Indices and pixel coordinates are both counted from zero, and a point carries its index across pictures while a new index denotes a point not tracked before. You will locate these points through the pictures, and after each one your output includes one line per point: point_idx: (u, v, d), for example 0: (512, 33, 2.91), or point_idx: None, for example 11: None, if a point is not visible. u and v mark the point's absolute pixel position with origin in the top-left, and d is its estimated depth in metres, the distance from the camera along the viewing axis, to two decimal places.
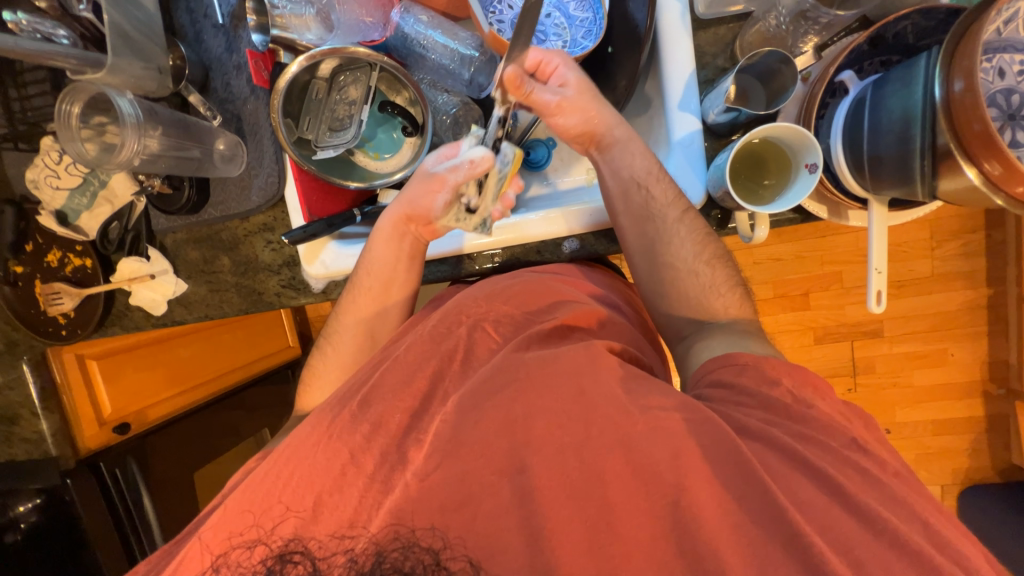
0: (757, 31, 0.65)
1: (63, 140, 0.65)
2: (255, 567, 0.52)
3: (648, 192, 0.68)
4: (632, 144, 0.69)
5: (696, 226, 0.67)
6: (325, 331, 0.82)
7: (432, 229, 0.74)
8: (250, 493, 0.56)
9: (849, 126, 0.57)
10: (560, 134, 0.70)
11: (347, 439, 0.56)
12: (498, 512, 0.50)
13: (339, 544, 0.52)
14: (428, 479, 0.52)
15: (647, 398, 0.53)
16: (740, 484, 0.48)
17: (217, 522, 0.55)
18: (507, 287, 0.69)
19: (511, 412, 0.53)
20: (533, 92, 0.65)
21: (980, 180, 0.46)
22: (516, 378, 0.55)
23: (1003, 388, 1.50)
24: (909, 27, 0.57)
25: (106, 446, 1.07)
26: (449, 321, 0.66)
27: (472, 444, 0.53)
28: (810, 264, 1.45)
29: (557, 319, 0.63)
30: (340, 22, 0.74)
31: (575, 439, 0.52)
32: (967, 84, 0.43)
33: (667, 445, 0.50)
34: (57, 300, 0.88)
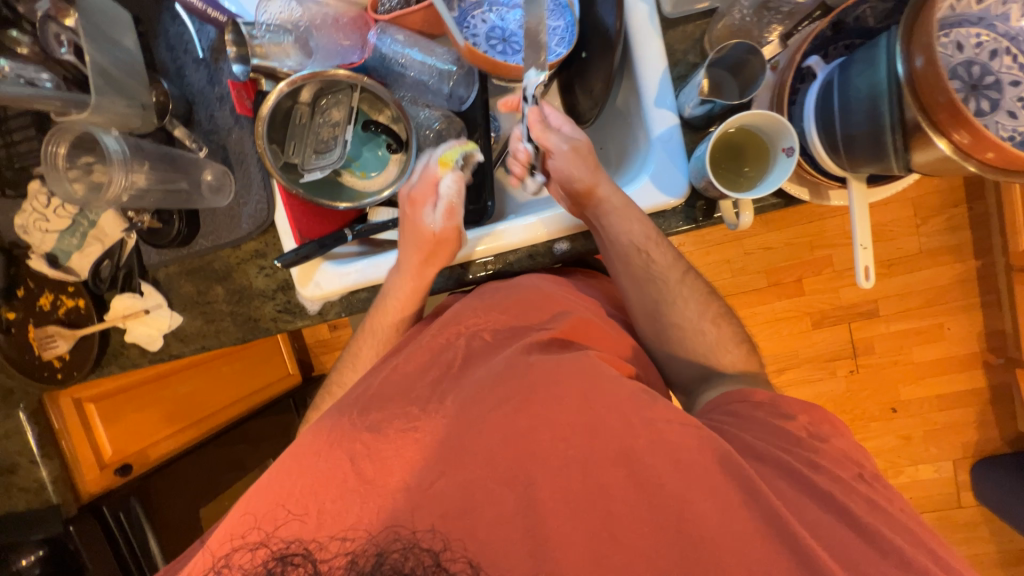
0: (724, 25, 0.67)
1: (50, 181, 0.67)
2: (253, 568, 0.50)
3: (648, 257, 0.70)
4: (634, 213, 0.69)
5: (697, 287, 0.71)
6: (329, 372, 0.82)
7: None
8: (246, 526, 0.52)
9: (820, 109, 0.58)
10: (563, 180, 0.71)
11: (347, 448, 0.54)
12: (502, 518, 0.50)
13: (340, 546, 0.50)
14: (434, 487, 0.51)
15: (648, 409, 0.53)
16: (740, 485, 0.49)
17: (212, 547, 0.53)
18: (500, 296, 0.70)
19: (514, 426, 0.53)
20: (546, 134, 0.70)
21: (951, 150, 0.47)
22: (520, 387, 0.55)
23: (1001, 357, 1.51)
24: (868, 10, 0.59)
25: (109, 488, 1.05)
26: (448, 332, 0.67)
27: (476, 453, 0.52)
28: (799, 250, 1.47)
29: (552, 331, 0.64)
30: (319, 47, 0.76)
31: (579, 451, 0.52)
32: (928, 59, 0.45)
33: (665, 454, 0.51)
34: (51, 343, 0.87)
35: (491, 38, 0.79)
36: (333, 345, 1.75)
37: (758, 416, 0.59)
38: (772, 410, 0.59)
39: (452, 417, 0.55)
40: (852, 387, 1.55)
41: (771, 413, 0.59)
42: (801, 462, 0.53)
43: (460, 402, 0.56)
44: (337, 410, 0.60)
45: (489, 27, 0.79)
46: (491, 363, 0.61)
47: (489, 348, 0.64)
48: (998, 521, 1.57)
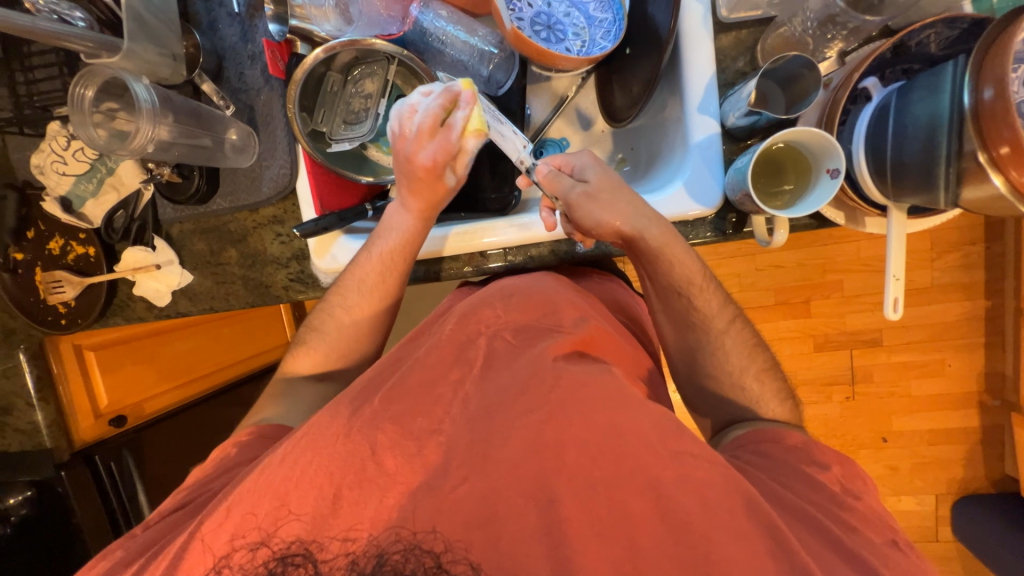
0: (779, 34, 0.66)
1: (76, 125, 0.64)
2: (254, 570, 0.50)
3: (690, 302, 0.69)
4: (672, 252, 0.65)
5: (742, 338, 0.69)
6: (304, 326, 0.81)
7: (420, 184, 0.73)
8: (250, 500, 0.52)
9: (872, 134, 0.58)
10: (592, 232, 0.68)
11: (366, 433, 0.54)
12: (524, 535, 0.50)
13: (342, 547, 0.50)
14: (455, 492, 0.51)
15: (674, 441, 0.53)
16: (767, 536, 0.49)
17: (214, 521, 0.52)
18: (517, 294, 0.70)
19: (541, 437, 0.53)
20: (556, 178, 0.68)
21: (1006, 189, 0.46)
22: (547, 403, 0.55)
23: (998, 400, 1.51)
24: (932, 36, 0.58)
25: (102, 439, 1.05)
26: (468, 331, 0.65)
27: (500, 461, 0.53)
28: (811, 271, 1.46)
29: (571, 338, 0.63)
30: (360, 15, 0.73)
31: (605, 474, 0.52)
32: (998, 92, 0.43)
33: (696, 497, 0.51)
34: (58, 288, 0.86)
35: (536, 23, 0.76)
36: None
37: (788, 462, 0.60)
38: (809, 457, 0.61)
39: (473, 414, 0.56)
40: (845, 413, 1.55)
41: (805, 459, 0.60)
42: (828, 517, 0.54)
43: (485, 406, 0.56)
44: (356, 400, 0.59)
45: (535, 11, 0.76)
46: (513, 368, 0.59)
47: (513, 347, 0.63)
48: (971, 559, 1.59)
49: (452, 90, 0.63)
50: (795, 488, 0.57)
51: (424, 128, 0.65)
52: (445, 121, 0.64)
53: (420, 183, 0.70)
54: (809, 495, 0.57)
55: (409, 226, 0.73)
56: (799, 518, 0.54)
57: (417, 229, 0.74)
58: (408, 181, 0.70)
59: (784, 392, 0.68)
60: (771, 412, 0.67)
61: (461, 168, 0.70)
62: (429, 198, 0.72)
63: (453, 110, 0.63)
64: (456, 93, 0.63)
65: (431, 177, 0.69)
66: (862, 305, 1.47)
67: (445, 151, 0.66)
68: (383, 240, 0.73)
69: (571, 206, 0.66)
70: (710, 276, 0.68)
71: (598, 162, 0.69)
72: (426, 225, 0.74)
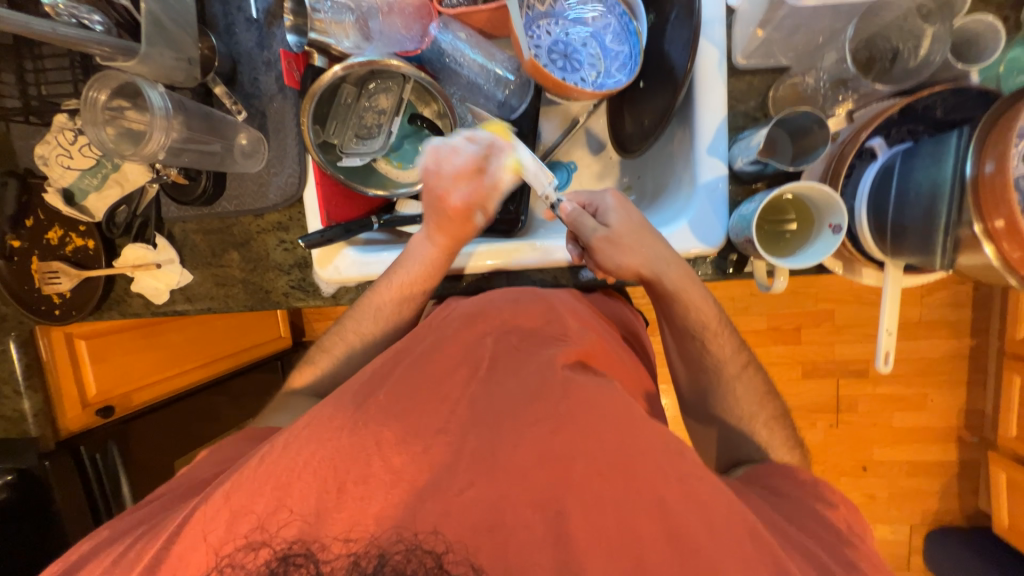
0: (791, 84, 0.69)
1: (87, 124, 0.65)
2: (256, 569, 0.47)
3: (704, 345, 0.70)
4: (688, 296, 0.67)
5: (753, 385, 0.71)
6: (320, 339, 0.80)
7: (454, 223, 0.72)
8: (251, 490, 0.50)
9: (875, 194, 0.60)
10: (610, 271, 0.69)
11: (373, 428, 0.53)
12: (533, 546, 0.48)
13: (342, 548, 0.47)
14: (462, 495, 0.49)
15: (681, 461, 0.51)
16: (774, 570, 0.46)
17: (207, 512, 0.49)
18: (528, 304, 0.68)
19: (551, 450, 0.51)
20: (579, 218, 0.68)
21: (997, 260, 0.47)
22: (557, 414, 0.53)
23: (976, 436, 1.55)
24: (938, 101, 0.59)
25: (88, 428, 1.03)
26: (474, 332, 0.64)
27: (509, 467, 0.51)
28: (803, 300, 1.48)
29: (576, 348, 0.62)
30: (380, 33, 0.74)
31: (615, 492, 0.50)
32: (999, 167, 0.45)
33: (700, 514, 0.48)
34: (54, 279, 0.85)
35: (553, 52, 0.77)
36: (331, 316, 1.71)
37: (781, 501, 0.60)
38: (815, 492, 0.60)
39: (479, 417, 0.55)
40: (829, 440, 1.58)
41: (813, 495, 0.60)
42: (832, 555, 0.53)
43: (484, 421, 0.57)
44: (361, 396, 0.58)
45: (552, 40, 0.78)
46: (522, 375, 0.58)
47: (516, 351, 0.62)
48: None
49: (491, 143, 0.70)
50: (795, 518, 0.57)
51: (462, 171, 0.70)
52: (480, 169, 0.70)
53: (449, 220, 0.71)
54: (808, 523, 0.56)
55: (431, 256, 0.73)
56: (807, 554, 0.51)
57: (440, 262, 0.74)
58: (436, 219, 0.71)
59: (792, 439, 0.70)
60: (773, 455, 0.68)
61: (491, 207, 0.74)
62: (456, 235, 0.73)
63: (490, 160, 0.70)
64: (495, 146, 0.70)
65: (461, 219, 0.72)
66: (851, 335, 1.50)
67: (479, 196, 0.72)
68: (401, 266, 0.73)
69: (591, 246, 0.68)
70: (726, 322, 0.70)
71: (621, 202, 0.70)
72: (450, 258, 0.74)
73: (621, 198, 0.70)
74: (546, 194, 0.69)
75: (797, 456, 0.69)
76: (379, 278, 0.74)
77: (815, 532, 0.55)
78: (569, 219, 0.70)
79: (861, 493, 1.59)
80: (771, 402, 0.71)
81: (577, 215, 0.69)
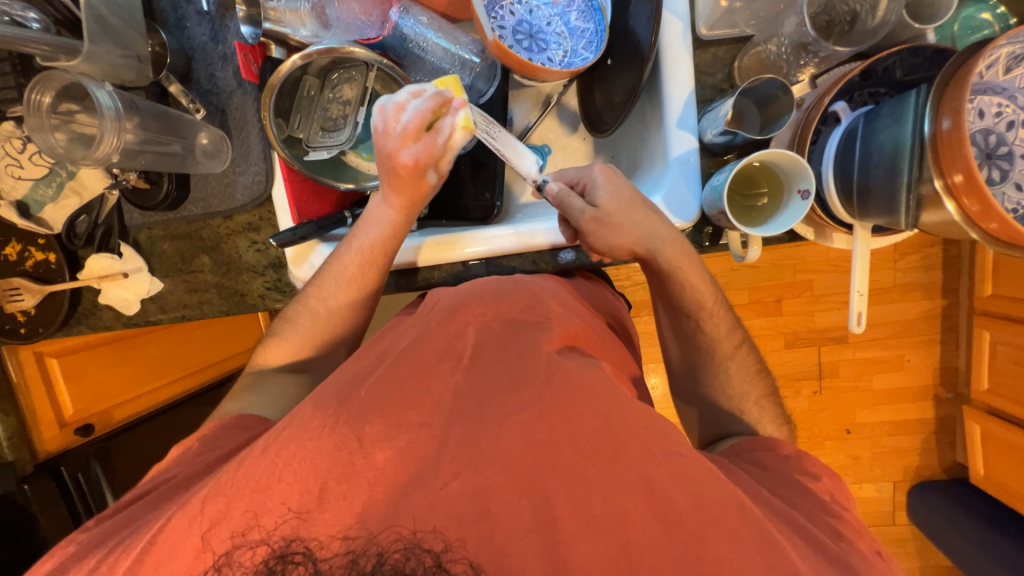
0: (755, 54, 0.68)
1: (33, 130, 0.62)
2: (253, 568, 0.45)
3: (699, 324, 0.71)
4: (685, 273, 0.68)
5: (746, 363, 0.72)
6: (269, 326, 0.78)
7: (413, 184, 0.67)
8: (234, 500, 0.49)
9: (840, 157, 0.60)
10: (606, 249, 0.68)
11: (352, 425, 0.52)
12: (519, 532, 0.47)
13: (341, 545, 0.46)
14: (447, 487, 0.49)
15: (667, 441, 0.52)
16: (761, 540, 0.47)
17: (192, 526, 0.48)
18: (513, 291, 0.69)
19: (534, 436, 0.51)
20: (567, 198, 0.67)
21: (958, 214, 0.48)
22: (541, 399, 0.53)
23: (951, 392, 1.60)
24: (897, 62, 0.61)
25: (67, 449, 1.01)
26: (455, 322, 0.64)
27: (493, 457, 0.50)
28: (783, 272, 1.51)
29: (558, 331, 0.62)
30: (337, 19, 0.72)
31: (596, 468, 0.50)
32: (955, 123, 0.46)
33: (687, 490, 0.49)
34: (15, 296, 0.81)
35: (519, 32, 0.76)
36: None
37: (771, 473, 0.61)
38: (799, 465, 0.61)
39: (466, 405, 0.55)
40: (813, 407, 1.62)
41: (793, 465, 0.61)
42: (819, 526, 0.54)
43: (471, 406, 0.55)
44: (345, 392, 0.57)
45: (516, 20, 0.76)
46: (505, 362, 0.58)
47: (499, 338, 0.62)
48: (923, 541, 1.68)
49: (443, 95, 0.62)
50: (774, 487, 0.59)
51: (409, 130, 0.62)
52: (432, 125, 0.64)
53: (403, 181, 0.66)
54: (790, 492, 0.58)
55: (391, 219, 0.71)
56: (790, 521, 0.52)
57: (401, 226, 0.72)
58: (390, 179, 0.66)
59: (778, 408, 0.72)
60: (760, 428, 0.70)
61: (445, 165, 0.68)
62: (413, 196, 0.69)
63: (440, 115, 0.63)
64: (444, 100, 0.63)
65: (413, 184, 0.67)
66: (829, 303, 1.53)
67: (431, 154, 0.65)
68: (365, 235, 0.71)
69: (580, 223, 0.67)
70: (723, 302, 0.71)
71: (610, 177, 0.68)
72: (410, 219, 0.72)
73: (614, 171, 0.69)
74: (528, 175, 0.70)
75: (785, 433, 0.71)
76: (347, 262, 0.72)
77: (799, 503, 0.56)
78: (553, 194, 0.69)
79: (846, 455, 1.63)
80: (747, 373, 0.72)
81: (565, 194, 0.68)
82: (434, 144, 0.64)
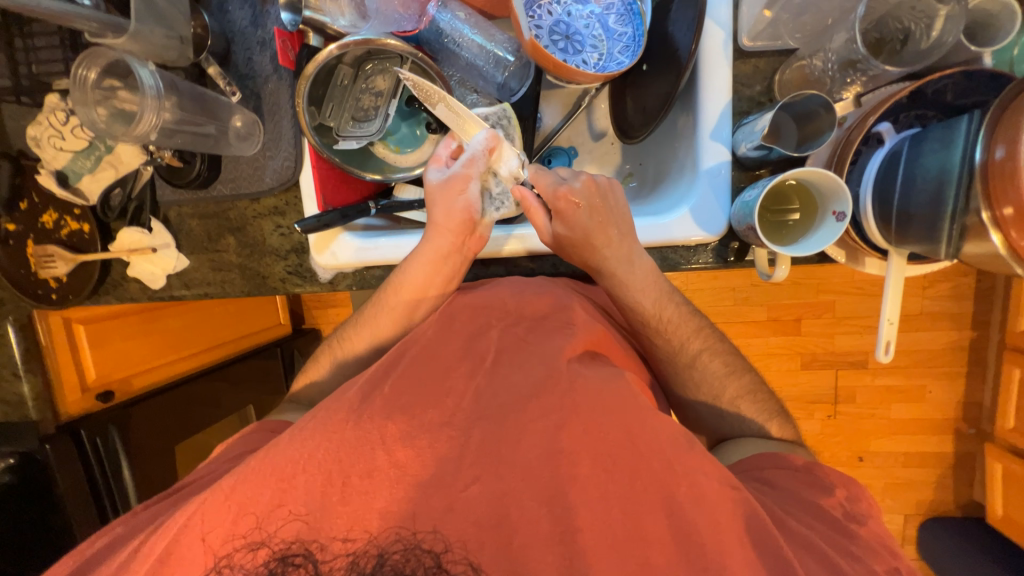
0: (798, 68, 0.67)
1: (76, 105, 0.64)
2: (253, 571, 0.47)
3: (653, 336, 0.69)
4: (631, 292, 0.68)
5: (711, 368, 0.69)
6: (324, 343, 0.80)
7: (475, 237, 0.72)
8: (256, 486, 0.50)
9: (881, 180, 0.58)
10: (562, 255, 0.72)
11: (375, 423, 0.54)
12: (538, 540, 0.50)
13: (342, 547, 0.48)
14: (467, 491, 0.51)
15: (691, 460, 0.53)
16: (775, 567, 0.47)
17: (219, 506, 0.50)
18: (496, 291, 0.67)
19: (557, 444, 0.53)
20: (532, 210, 0.69)
21: (1004, 248, 0.46)
22: (563, 407, 0.55)
23: (973, 428, 1.55)
24: (949, 85, 0.58)
25: (88, 413, 1.02)
26: (478, 324, 0.65)
27: (515, 463, 0.53)
28: (804, 291, 1.48)
29: (583, 339, 0.63)
30: (376, 11, 0.72)
31: (614, 482, 0.52)
32: (1010, 152, 0.43)
33: (707, 515, 0.50)
34: (49, 263, 0.84)
35: (555, 32, 0.75)
36: (328, 302, 1.73)
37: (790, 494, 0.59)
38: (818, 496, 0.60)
39: (487, 411, 0.56)
40: (825, 431, 1.58)
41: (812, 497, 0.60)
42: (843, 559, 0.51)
43: (494, 411, 0.56)
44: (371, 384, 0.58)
45: (554, 20, 0.75)
46: (525, 367, 0.59)
47: (522, 343, 0.62)
48: None
49: (496, 137, 0.71)
50: (790, 509, 0.56)
51: (474, 161, 0.70)
52: (489, 171, 0.72)
53: (457, 225, 0.69)
54: (806, 511, 0.56)
55: (434, 285, 0.72)
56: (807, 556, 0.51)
57: (451, 275, 0.72)
58: (437, 224, 0.69)
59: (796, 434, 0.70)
60: None
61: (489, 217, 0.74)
62: (465, 244, 0.72)
63: (495, 154, 0.71)
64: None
65: (432, 193, 0.71)
66: (851, 326, 1.49)
67: (472, 196, 0.70)
68: (394, 295, 0.72)
69: (542, 234, 0.70)
70: (677, 314, 0.69)
71: (587, 197, 0.66)
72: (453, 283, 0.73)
73: (573, 193, 0.66)
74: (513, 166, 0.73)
75: None
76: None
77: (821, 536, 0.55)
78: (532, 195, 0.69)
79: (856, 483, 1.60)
80: (769, 405, 0.69)
81: (535, 206, 0.68)
82: (467, 183, 0.70)
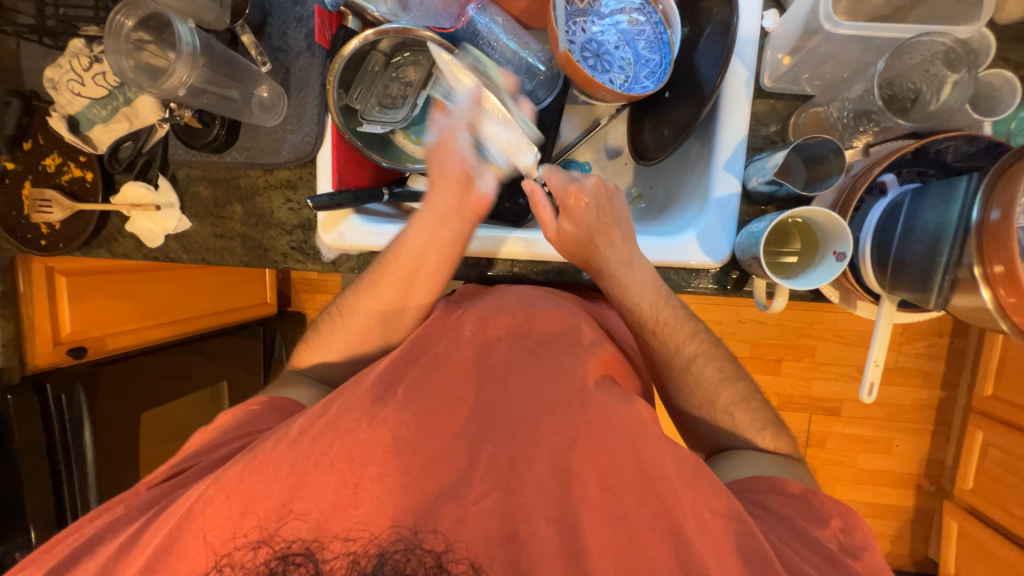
0: (814, 113, 0.71)
1: (109, 51, 0.64)
2: (254, 568, 0.50)
3: (651, 338, 0.71)
4: (629, 291, 0.69)
5: (710, 373, 0.70)
6: (318, 319, 0.79)
7: (468, 196, 0.72)
8: (268, 474, 0.52)
9: (881, 227, 0.61)
10: (561, 253, 0.72)
11: (389, 427, 0.56)
12: (544, 557, 0.51)
13: (342, 546, 0.50)
14: (477, 504, 0.53)
15: (688, 484, 0.54)
16: None
17: (226, 488, 0.51)
18: (508, 296, 0.69)
19: (568, 462, 0.55)
20: (539, 203, 0.69)
21: (991, 303, 0.48)
22: (572, 425, 0.57)
23: (934, 485, 1.59)
24: (950, 147, 0.62)
25: (58, 367, 0.99)
26: (485, 334, 0.66)
27: (524, 478, 0.55)
28: (787, 332, 1.52)
29: (594, 359, 0.63)
30: (418, 5, 0.73)
31: (615, 502, 0.54)
32: (1004, 215, 0.46)
33: (701, 541, 0.51)
34: (44, 207, 0.82)
35: (586, 50, 0.77)
36: (317, 287, 1.71)
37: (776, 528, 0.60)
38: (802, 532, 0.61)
39: (496, 424, 0.59)
40: None
41: None
42: None
43: (506, 423, 0.58)
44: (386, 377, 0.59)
45: (587, 38, 0.78)
46: (533, 378, 0.61)
47: (530, 354, 0.64)
48: None
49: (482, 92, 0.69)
50: (781, 539, 0.57)
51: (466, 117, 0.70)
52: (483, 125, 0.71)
53: (450, 182, 0.71)
54: (795, 545, 0.57)
55: (432, 244, 0.71)
56: None
57: (450, 236, 0.72)
58: (436, 178, 0.71)
59: None
60: None
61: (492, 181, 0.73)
62: (461, 200, 0.72)
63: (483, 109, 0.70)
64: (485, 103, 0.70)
65: (461, 181, 0.71)
66: (827, 372, 1.53)
67: (450, 154, 0.71)
68: (393, 258, 0.71)
69: (546, 228, 0.70)
70: (676, 314, 0.70)
71: (596, 194, 0.68)
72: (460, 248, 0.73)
73: (583, 192, 0.67)
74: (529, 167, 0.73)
75: None
76: (398, 258, 0.71)
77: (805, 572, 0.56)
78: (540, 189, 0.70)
79: None
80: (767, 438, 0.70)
81: (545, 201, 0.69)
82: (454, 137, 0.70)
